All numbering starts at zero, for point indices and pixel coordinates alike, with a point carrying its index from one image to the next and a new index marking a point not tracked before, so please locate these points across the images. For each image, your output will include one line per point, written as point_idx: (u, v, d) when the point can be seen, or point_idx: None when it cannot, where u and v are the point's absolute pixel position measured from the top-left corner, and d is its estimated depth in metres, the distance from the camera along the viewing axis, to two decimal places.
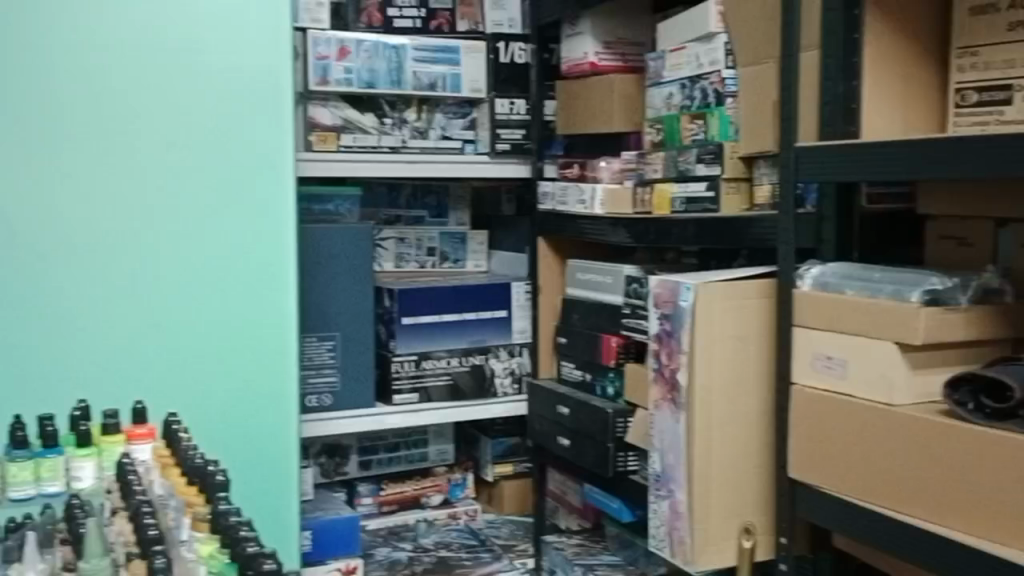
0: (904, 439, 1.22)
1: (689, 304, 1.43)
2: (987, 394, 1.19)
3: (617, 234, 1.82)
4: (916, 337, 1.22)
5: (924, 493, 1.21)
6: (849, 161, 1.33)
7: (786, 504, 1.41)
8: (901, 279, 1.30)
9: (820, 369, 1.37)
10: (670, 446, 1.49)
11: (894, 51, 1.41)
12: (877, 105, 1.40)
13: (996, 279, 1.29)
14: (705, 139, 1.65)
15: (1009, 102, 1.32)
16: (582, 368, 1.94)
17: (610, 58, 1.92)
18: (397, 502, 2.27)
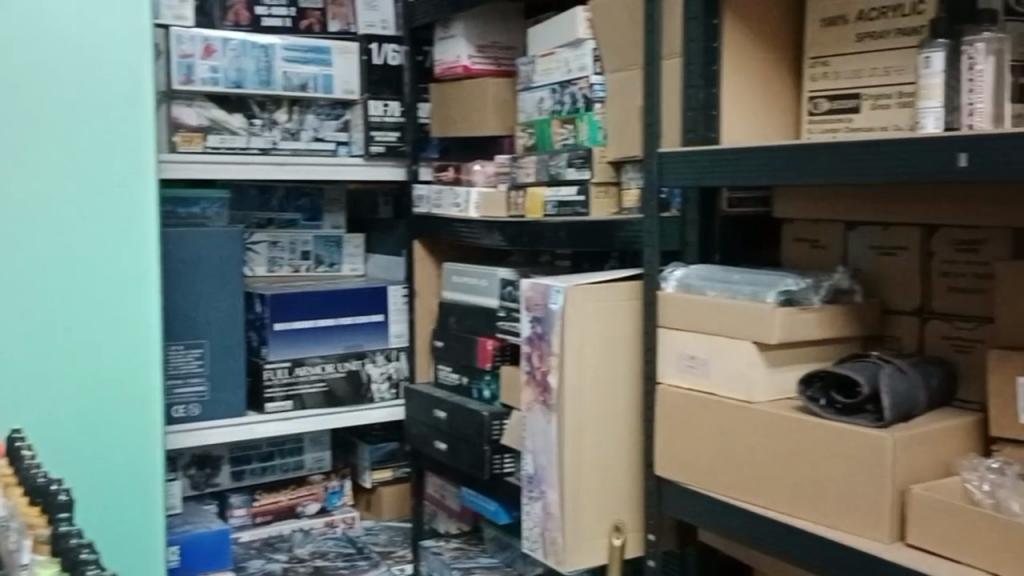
0: (763, 436, 1.27)
1: (559, 306, 1.45)
2: (838, 389, 1.26)
3: (490, 236, 1.82)
4: (772, 336, 1.27)
5: (782, 487, 1.26)
6: (708, 167, 1.37)
7: (654, 501, 1.44)
8: (757, 280, 1.35)
9: (684, 368, 1.40)
10: (542, 447, 1.50)
11: (750, 61, 1.48)
12: (733, 112, 1.47)
13: (846, 279, 1.37)
14: (575, 143, 1.68)
15: (857, 110, 1.40)
16: (458, 371, 1.94)
17: (483, 61, 1.92)
18: (271, 512, 2.22)
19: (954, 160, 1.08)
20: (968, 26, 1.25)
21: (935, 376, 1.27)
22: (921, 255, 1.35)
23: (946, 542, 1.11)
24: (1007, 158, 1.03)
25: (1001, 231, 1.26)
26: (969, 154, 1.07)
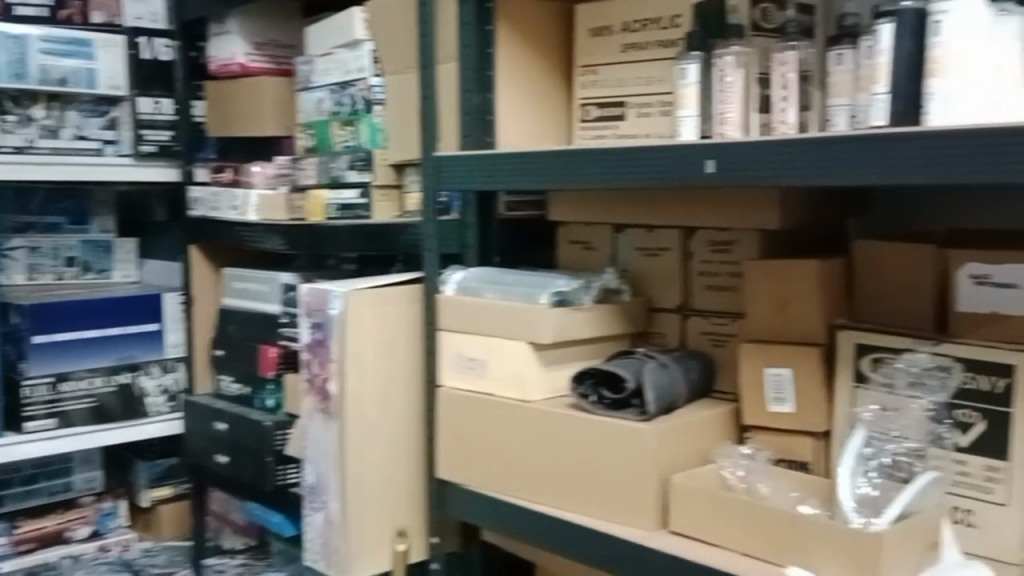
0: (540, 433, 1.31)
1: (338, 312, 1.41)
2: (607, 386, 1.31)
3: (271, 240, 1.76)
4: (544, 335, 1.31)
5: (557, 482, 1.30)
6: (483, 170, 1.39)
7: (436, 504, 1.45)
8: (531, 282, 1.40)
9: (462, 370, 1.42)
10: (322, 456, 1.46)
11: (524, 67, 1.52)
12: (509, 116, 1.50)
13: (614, 281, 1.44)
14: (355, 145, 1.65)
15: (622, 117, 1.49)
16: (241, 381, 1.85)
17: (261, 59, 1.87)
18: (34, 539, 2.05)
19: (703, 166, 1.16)
20: (718, 39, 1.34)
21: (695, 369, 1.35)
22: (680, 256, 1.44)
23: (704, 526, 1.18)
24: (748, 164, 1.12)
25: (750, 232, 1.35)
26: (716, 162, 1.15)
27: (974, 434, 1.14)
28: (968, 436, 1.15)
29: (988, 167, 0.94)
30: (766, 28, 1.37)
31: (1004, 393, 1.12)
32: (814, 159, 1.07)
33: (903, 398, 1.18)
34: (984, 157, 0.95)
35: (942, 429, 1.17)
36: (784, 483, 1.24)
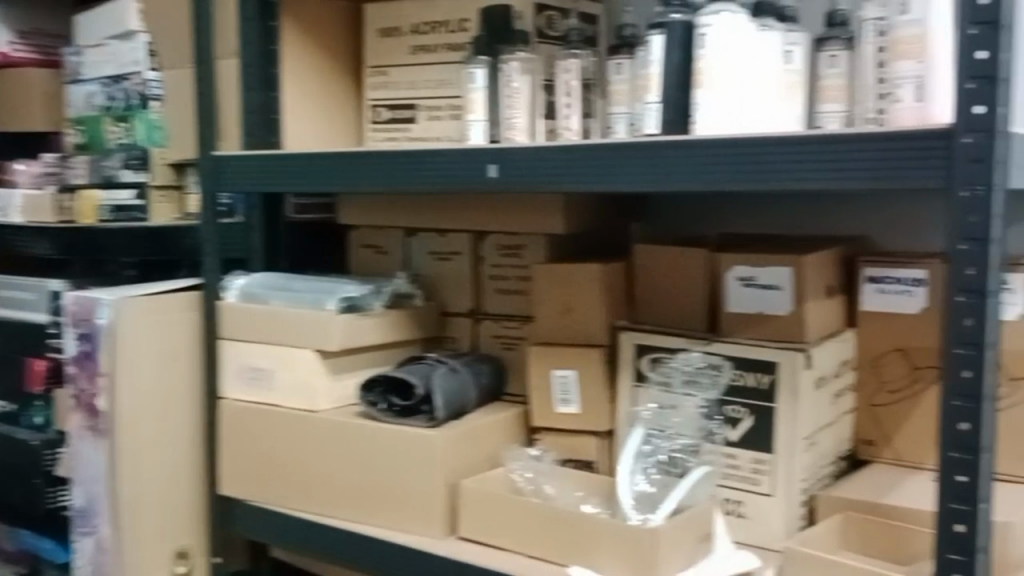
0: (326, 444, 1.27)
1: (107, 321, 1.32)
2: (396, 392, 1.29)
3: (38, 244, 1.62)
4: (331, 342, 1.27)
5: (344, 494, 1.27)
6: (265, 171, 1.33)
7: (219, 521, 1.39)
8: (318, 287, 1.35)
9: (246, 380, 1.36)
10: (92, 476, 1.36)
11: (311, 66, 1.48)
12: (296, 116, 1.46)
13: (405, 285, 1.42)
14: (131, 142, 1.55)
15: (413, 120, 1.47)
16: (6, 398, 1.70)
17: (24, 49, 1.73)
18: None
19: (485, 171, 1.16)
20: (504, 45, 1.35)
21: (485, 374, 1.36)
22: (471, 259, 1.43)
23: (490, 530, 1.19)
24: (529, 169, 1.13)
25: (537, 237, 1.37)
26: (498, 166, 1.15)
27: (742, 428, 1.21)
28: (737, 430, 1.21)
29: (746, 174, 0.99)
30: (550, 35, 1.43)
31: (769, 388, 1.19)
32: (590, 164, 1.09)
33: (680, 395, 1.23)
34: (743, 164, 0.99)
35: (713, 425, 1.23)
36: (570, 483, 1.27)
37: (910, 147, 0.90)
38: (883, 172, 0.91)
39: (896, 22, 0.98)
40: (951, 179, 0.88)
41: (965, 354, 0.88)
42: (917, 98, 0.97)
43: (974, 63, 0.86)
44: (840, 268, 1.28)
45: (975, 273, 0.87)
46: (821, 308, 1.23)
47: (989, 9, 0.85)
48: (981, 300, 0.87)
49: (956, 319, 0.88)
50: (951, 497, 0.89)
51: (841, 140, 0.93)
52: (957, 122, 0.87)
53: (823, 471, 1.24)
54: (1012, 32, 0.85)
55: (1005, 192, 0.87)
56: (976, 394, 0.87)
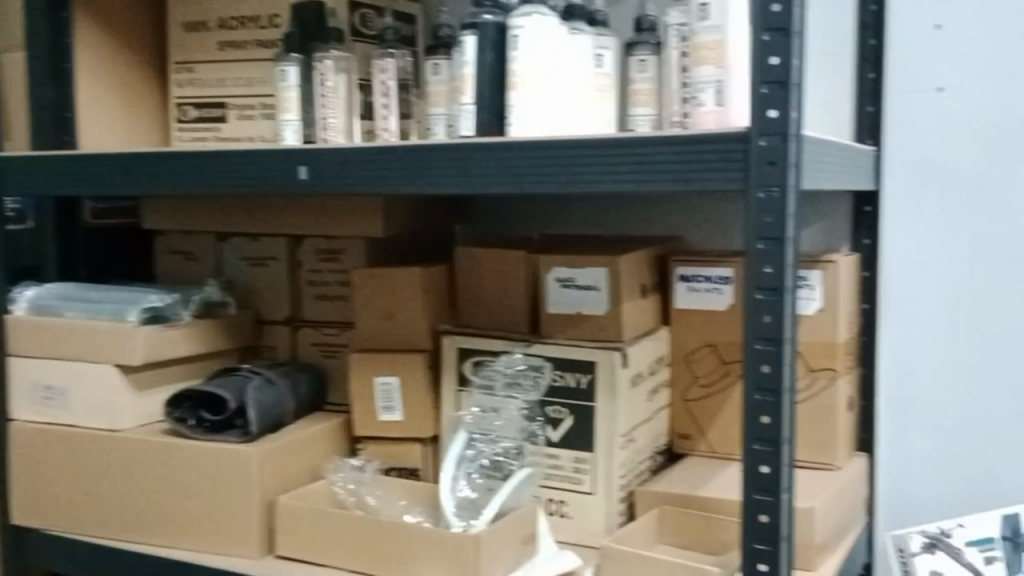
0: (131, 465, 1.19)
1: None
2: (207, 407, 1.22)
3: None
4: (135, 356, 1.19)
5: (153, 516, 1.19)
6: (57, 172, 1.24)
7: (11, 552, 1.28)
8: (119, 297, 1.27)
9: (39, 401, 1.26)
10: None
11: (106, 61, 1.39)
12: (91, 115, 1.36)
13: (217, 293, 1.36)
14: None
15: (223, 120, 1.40)
16: None
17: None
18: None
19: (295, 173, 1.12)
20: (317, 43, 1.31)
21: (303, 383, 1.31)
22: (288, 265, 1.38)
23: (308, 546, 1.14)
24: (342, 171, 1.09)
25: (356, 241, 1.33)
26: (308, 168, 1.11)
27: (563, 428, 1.22)
28: (559, 431, 1.22)
29: (558, 177, 0.99)
30: (365, 33, 1.40)
31: (588, 387, 1.20)
32: (405, 166, 1.07)
33: (502, 397, 1.22)
34: (554, 166, 1.00)
35: (535, 426, 1.23)
36: (393, 492, 1.23)
37: (710, 149, 0.92)
38: (685, 173, 0.94)
39: (696, 28, 1.01)
40: (748, 181, 0.91)
41: (765, 349, 0.91)
42: (718, 102, 1.00)
43: (767, 68, 0.89)
44: (654, 267, 1.32)
45: (772, 271, 0.91)
46: (636, 307, 1.26)
47: (780, 16, 0.89)
48: (777, 297, 0.90)
49: (755, 315, 0.92)
50: (754, 488, 0.92)
51: (646, 142, 0.95)
52: (752, 124, 0.90)
53: (641, 467, 1.26)
54: (802, 39, 0.89)
55: (797, 193, 0.91)
56: (775, 388, 0.91)
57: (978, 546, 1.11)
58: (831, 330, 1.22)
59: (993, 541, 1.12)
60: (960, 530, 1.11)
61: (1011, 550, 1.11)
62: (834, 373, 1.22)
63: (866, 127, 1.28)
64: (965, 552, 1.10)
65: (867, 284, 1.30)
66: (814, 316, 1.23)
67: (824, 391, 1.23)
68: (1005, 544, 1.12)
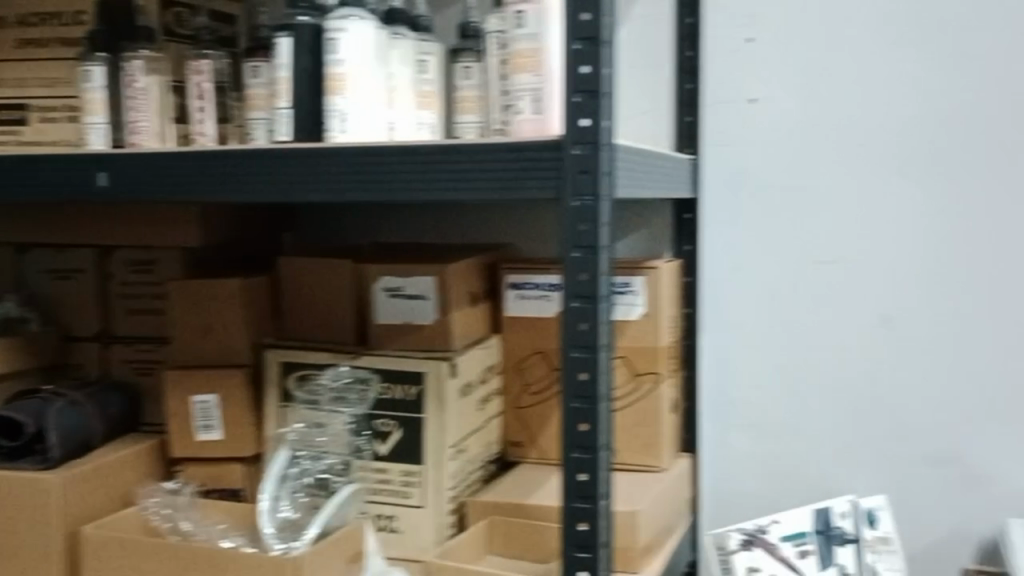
0: None
1: None
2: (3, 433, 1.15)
3: None
4: None
5: None
6: None
7: None
8: None
9: None
10: None
11: None
12: None
13: (16, 308, 1.28)
14: None
15: (24, 122, 1.30)
16: None
17: None
18: None
19: (94, 179, 1.06)
20: (127, 42, 1.24)
21: (114, 404, 1.23)
22: (97, 278, 1.30)
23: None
24: (146, 178, 1.04)
25: (171, 251, 1.27)
26: (109, 174, 1.06)
27: (392, 442, 1.18)
28: (387, 444, 1.18)
29: (373, 187, 0.97)
30: (181, 32, 1.33)
31: (417, 399, 1.17)
32: (215, 173, 1.02)
33: (327, 411, 1.18)
34: (370, 174, 0.97)
35: (362, 441, 1.19)
36: (211, 514, 1.17)
37: (525, 159, 0.92)
38: (501, 181, 0.93)
39: (514, 36, 1.00)
40: (562, 190, 0.91)
41: (582, 357, 0.91)
42: (536, 111, 0.99)
43: (579, 77, 0.90)
44: (484, 274, 1.31)
45: (587, 278, 0.91)
46: (466, 316, 1.24)
47: (591, 25, 0.89)
48: (593, 304, 0.91)
49: (572, 323, 0.92)
50: (574, 496, 0.92)
51: (461, 150, 0.94)
52: (566, 133, 0.90)
53: (472, 477, 1.24)
54: (613, 48, 0.90)
55: (612, 202, 0.92)
56: (591, 395, 0.91)
57: (793, 541, 1.15)
58: (653, 334, 1.25)
59: (807, 535, 1.16)
60: (775, 526, 1.16)
61: (822, 544, 1.16)
62: (658, 377, 1.25)
63: (684, 136, 1.31)
64: (779, 547, 1.15)
65: (689, 290, 1.33)
66: (636, 321, 1.25)
67: (648, 395, 1.25)
68: (817, 537, 1.16)
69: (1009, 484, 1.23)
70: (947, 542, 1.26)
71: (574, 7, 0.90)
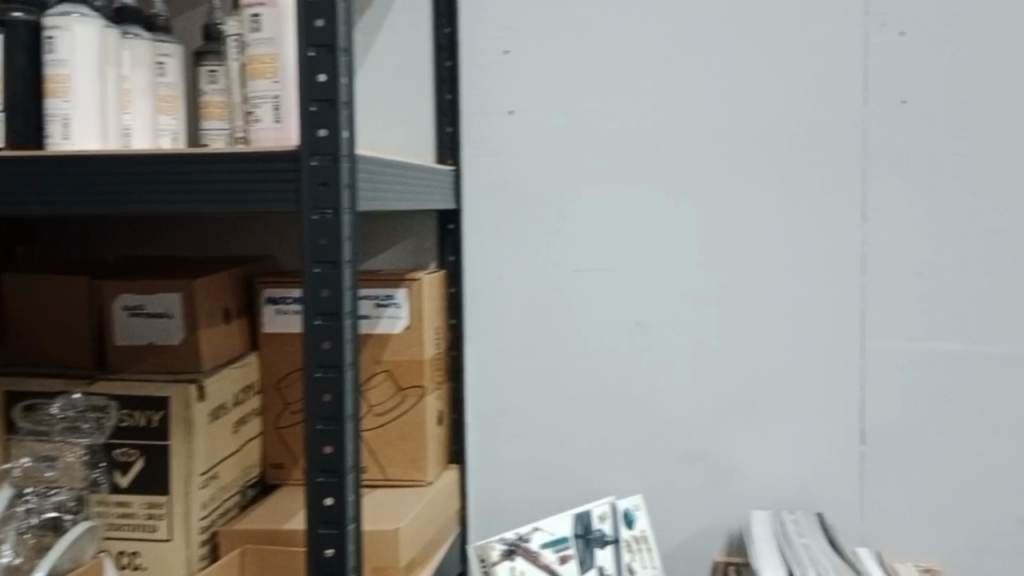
0: None
1: None
2: None
3: None
4: None
5: None
6: None
7: None
8: None
9: None
10: None
11: None
12: None
13: None
14: None
15: None
16: None
17: None
18: None
19: None
20: None
21: None
22: None
23: None
24: None
25: None
26: None
27: (133, 473, 1.10)
28: (128, 476, 1.10)
29: (97, 200, 0.90)
30: None
31: (160, 426, 1.09)
32: None
33: (58, 442, 1.08)
34: (93, 187, 0.90)
35: (98, 475, 1.10)
36: None
37: (262, 171, 0.87)
38: (235, 192, 0.88)
39: (250, 40, 0.95)
40: (301, 203, 0.87)
41: (325, 377, 0.88)
42: (275, 118, 0.94)
43: (314, 85, 0.86)
44: (238, 289, 1.25)
45: (329, 294, 0.88)
46: (216, 333, 1.18)
47: (324, 32, 0.86)
48: (337, 321, 0.88)
49: (315, 342, 0.88)
50: (319, 522, 0.88)
51: (190, 158, 0.88)
52: (302, 143, 0.86)
53: (227, 504, 1.17)
54: (349, 56, 0.87)
55: (353, 215, 0.89)
56: (338, 416, 0.88)
57: (554, 547, 1.17)
58: (417, 346, 1.22)
59: (567, 540, 1.19)
60: (536, 534, 1.18)
61: (582, 547, 1.19)
62: (423, 391, 1.22)
63: (446, 146, 1.31)
64: (541, 555, 1.16)
65: (454, 300, 1.32)
66: (399, 334, 1.22)
67: (413, 407, 1.22)
68: (578, 541, 1.19)
69: (753, 477, 1.30)
70: (700, 535, 1.32)
71: (307, 11, 0.86)
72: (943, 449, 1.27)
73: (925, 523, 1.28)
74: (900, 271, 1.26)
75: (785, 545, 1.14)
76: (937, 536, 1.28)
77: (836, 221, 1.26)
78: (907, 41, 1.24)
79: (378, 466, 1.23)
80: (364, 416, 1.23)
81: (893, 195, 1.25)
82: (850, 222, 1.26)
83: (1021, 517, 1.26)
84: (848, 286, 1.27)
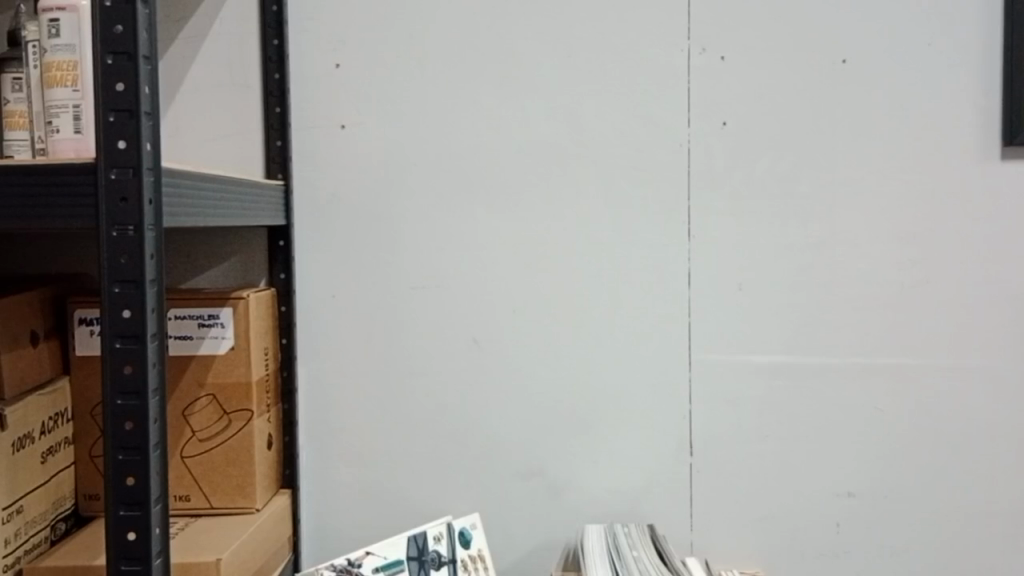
0: None
1: None
2: None
3: None
4: None
5: None
6: None
7: None
8: None
9: None
10: None
11: None
12: None
13: None
14: None
15: None
16: None
17: None
18: None
19: None
20: None
21: None
22: None
23: None
24: None
25: None
26: None
27: None
28: None
29: None
30: None
31: None
32: None
33: None
34: None
35: None
36: None
37: (56, 183, 0.81)
38: (28, 208, 0.82)
39: (48, 46, 0.90)
40: (100, 218, 0.81)
41: (127, 404, 0.81)
42: (76, 129, 0.89)
43: (113, 95, 0.80)
44: (47, 310, 1.18)
45: (131, 317, 0.81)
46: (20, 358, 1.10)
47: (123, 39, 0.80)
48: (139, 345, 0.81)
49: (116, 367, 0.81)
50: (121, 559, 0.81)
51: None
52: (100, 156, 0.80)
53: (34, 540, 1.08)
54: (150, 65, 0.82)
55: (158, 233, 0.83)
56: (141, 445, 0.81)
57: (387, 571, 1.13)
58: (244, 368, 1.17)
59: (400, 563, 1.15)
60: (368, 557, 1.13)
61: (417, 568, 1.16)
62: (251, 414, 1.18)
63: (275, 160, 1.28)
64: None
65: (284, 319, 1.28)
66: (224, 355, 1.17)
67: (239, 431, 1.17)
68: (411, 563, 1.15)
69: (588, 490, 1.32)
70: (536, 550, 1.32)
71: (104, 15, 0.80)
72: (765, 458, 1.32)
73: (746, 530, 1.32)
74: (724, 286, 1.30)
75: (616, 559, 1.15)
76: (759, 541, 1.33)
77: (662, 237, 1.29)
78: (727, 65, 1.28)
79: (202, 494, 1.17)
80: (187, 442, 1.17)
81: (715, 213, 1.29)
82: (676, 239, 1.29)
83: (837, 521, 1.32)
84: (675, 302, 1.30)
